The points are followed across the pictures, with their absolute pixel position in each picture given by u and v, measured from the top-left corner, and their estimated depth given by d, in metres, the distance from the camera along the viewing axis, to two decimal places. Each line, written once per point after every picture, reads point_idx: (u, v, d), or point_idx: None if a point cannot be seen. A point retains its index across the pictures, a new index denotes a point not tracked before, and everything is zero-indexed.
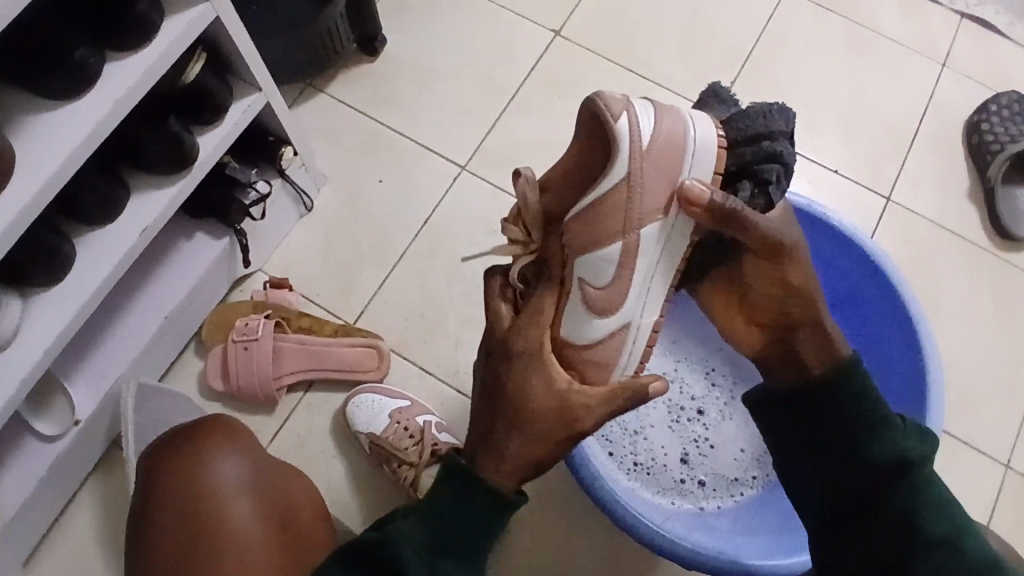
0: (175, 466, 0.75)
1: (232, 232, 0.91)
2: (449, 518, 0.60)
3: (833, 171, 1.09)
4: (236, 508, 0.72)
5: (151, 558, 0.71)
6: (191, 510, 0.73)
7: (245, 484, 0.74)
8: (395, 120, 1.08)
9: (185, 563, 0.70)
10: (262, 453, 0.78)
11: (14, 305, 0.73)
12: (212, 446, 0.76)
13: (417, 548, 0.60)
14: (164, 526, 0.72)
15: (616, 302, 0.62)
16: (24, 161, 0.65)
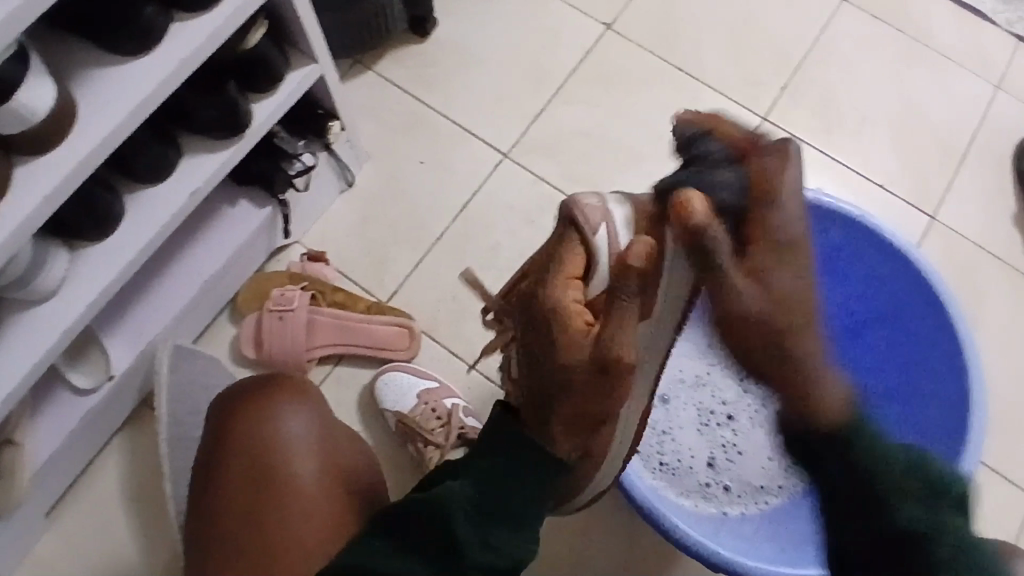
0: (246, 415, 0.75)
1: (275, 202, 0.91)
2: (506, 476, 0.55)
3: (879, 186, 1.08)
4: (303, 460, 0.72)
5: (218, 502, 0.71)
6: (261, 457, 0.72)
7: (312, 441, 0.74)
8: (441, 103, 1.08)
9: (251, 511, 0.70)
10: (331, 413, 0.77)
11: (63, 257, 0.73)
12: (282, 400, 0.76)
13: (472, 508, 0.54)
14: (235, 471, 0.72)
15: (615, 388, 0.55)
16: (87, 113, 0.65)
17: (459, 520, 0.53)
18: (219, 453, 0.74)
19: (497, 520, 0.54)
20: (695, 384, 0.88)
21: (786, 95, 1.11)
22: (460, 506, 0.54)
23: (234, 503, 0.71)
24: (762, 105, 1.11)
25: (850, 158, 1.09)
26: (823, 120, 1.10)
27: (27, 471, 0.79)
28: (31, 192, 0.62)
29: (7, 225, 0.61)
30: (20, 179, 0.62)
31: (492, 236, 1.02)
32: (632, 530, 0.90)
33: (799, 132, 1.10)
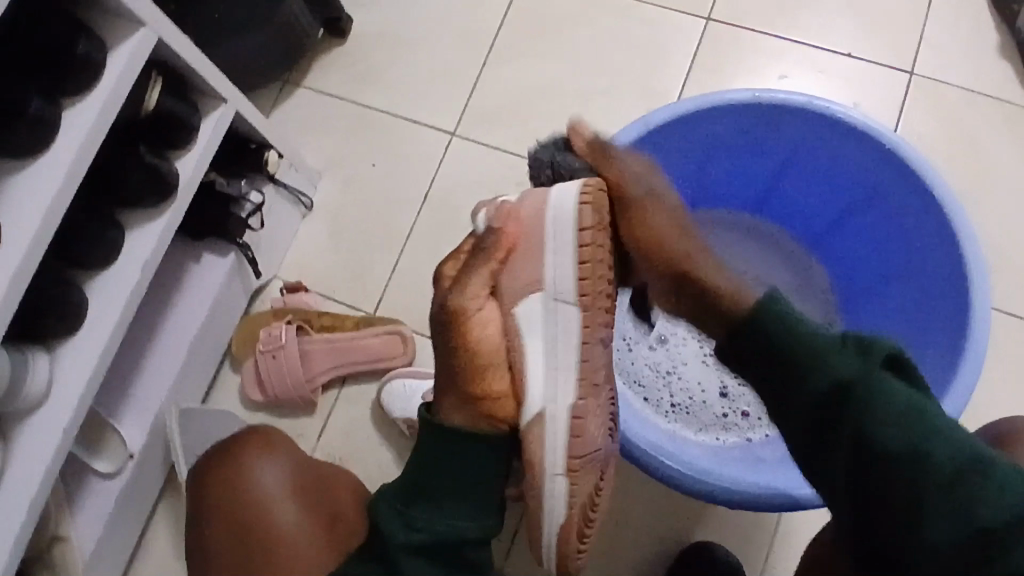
0: (219, 477, 0.83)
1: (236, 247, 0.91)
2: (436, 464, 0.65)
3: (847, 56, 1.01)
4: (280, 509, 0.81)
5: (214, 560, 0.80)
6: (240, 514, 0.81)
7: (283, 485, 0.82)
8: (377, 99, 1.05)
9: (245, 561, 0.79)
10: (295, 451, 0.84)
11: (41, 359, 0.75)
12: (250, 454, 0.83)
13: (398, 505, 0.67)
14: (217, 531, 0.81)
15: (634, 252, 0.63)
16: (9, 221, 0.66)
17: (387, 513, 0.68)
18: (204, 520, 0.82)
19: (425, 499, 0.66)
20: None
21: None
22: (384, 500, 0.69)
23: (224, 558, 0.80)
24: (704, 5, 1.04)
25: (809, 35, 1.02)
26: (770, 4, 1.04)
27: (80, 560, 0.83)
28: None
29: None
30: None
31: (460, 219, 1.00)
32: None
33: (750, 22, 1.03)
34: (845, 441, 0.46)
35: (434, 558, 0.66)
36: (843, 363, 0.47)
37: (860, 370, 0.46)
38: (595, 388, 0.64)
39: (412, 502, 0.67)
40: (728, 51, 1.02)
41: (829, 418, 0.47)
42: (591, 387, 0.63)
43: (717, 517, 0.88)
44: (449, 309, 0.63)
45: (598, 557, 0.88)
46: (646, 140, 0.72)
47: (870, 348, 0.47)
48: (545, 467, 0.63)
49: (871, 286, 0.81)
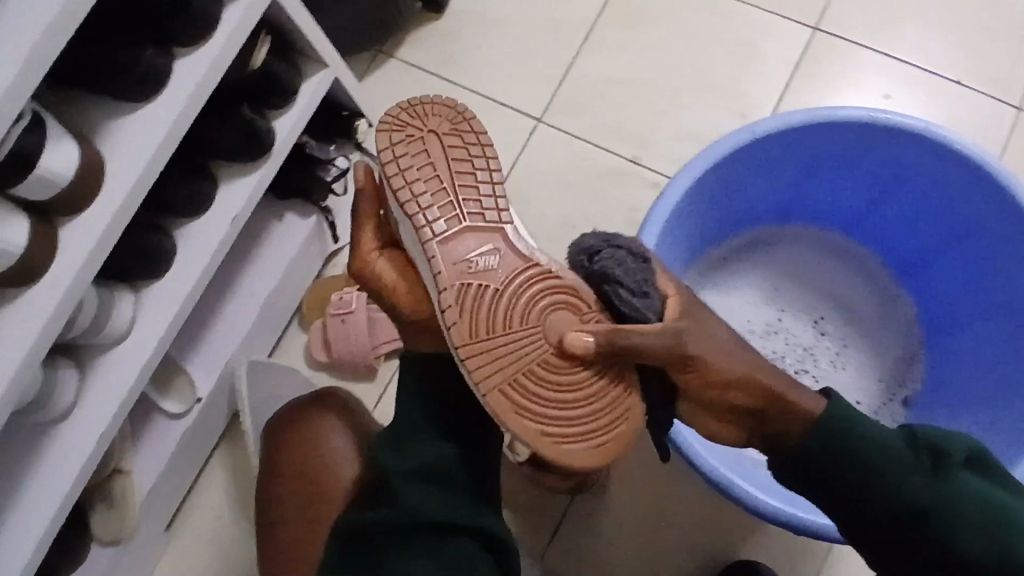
0: (296, 433, 0.87)
1: (318, 211, 0.94)
2: (432, 407, 0.65)
3: (955, 82, 0.97)
4: (347, 473, 0.84)
5: (278, 510, 0.84)
6: (313, 478, 0.85)
7: (354, 451, 0.85)
8: (467, 78, 1.05)
9: (309, 518, 0.83)
10: (368, 422, 0.88)
11: (126, 298, 0.78)
12: (325, 419, 0.87)
13: (396, 444, 0.65)
14: (285, 482, 0.85)
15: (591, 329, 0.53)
16: (115, 163, 0.68)
17: (391, 454, 0.64)
18: (276, 482, 0.85)
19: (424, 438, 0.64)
20: (766, 333, 0.85)
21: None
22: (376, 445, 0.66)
23: (293, 520, 0.83)
24: (812, 14, 1.01)
25: (918, 56, 0.98)
26: (881, 21, 1.00)
27: (139, 495, 0.86)
28: (78, 246, 0.66)
29: (66, 280, 0.65)
30: (67, 236, 0.66)
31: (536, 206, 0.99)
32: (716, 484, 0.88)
33: (857, 36, 1.00)
34: (953, 484, 0.57)
35: (432, 484, 0.62)
36: (914, 492, 0.57)
37: (935, 500, 0.56)
38: (482, 287, 0.54)
39: (412, 437, 0.64)
40: (830, 64, 0.99)
41: (936, 463, 0.58)
42: (472, 287, 0.54)
43: (764, 535, 0.87)
44: (357, 273, 0.65)
45: (639, 561, 0.87)
46: (748, 148, 0.70)
47: (943, 454, 0.58)
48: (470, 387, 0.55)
49: (959, 327, 0.78)
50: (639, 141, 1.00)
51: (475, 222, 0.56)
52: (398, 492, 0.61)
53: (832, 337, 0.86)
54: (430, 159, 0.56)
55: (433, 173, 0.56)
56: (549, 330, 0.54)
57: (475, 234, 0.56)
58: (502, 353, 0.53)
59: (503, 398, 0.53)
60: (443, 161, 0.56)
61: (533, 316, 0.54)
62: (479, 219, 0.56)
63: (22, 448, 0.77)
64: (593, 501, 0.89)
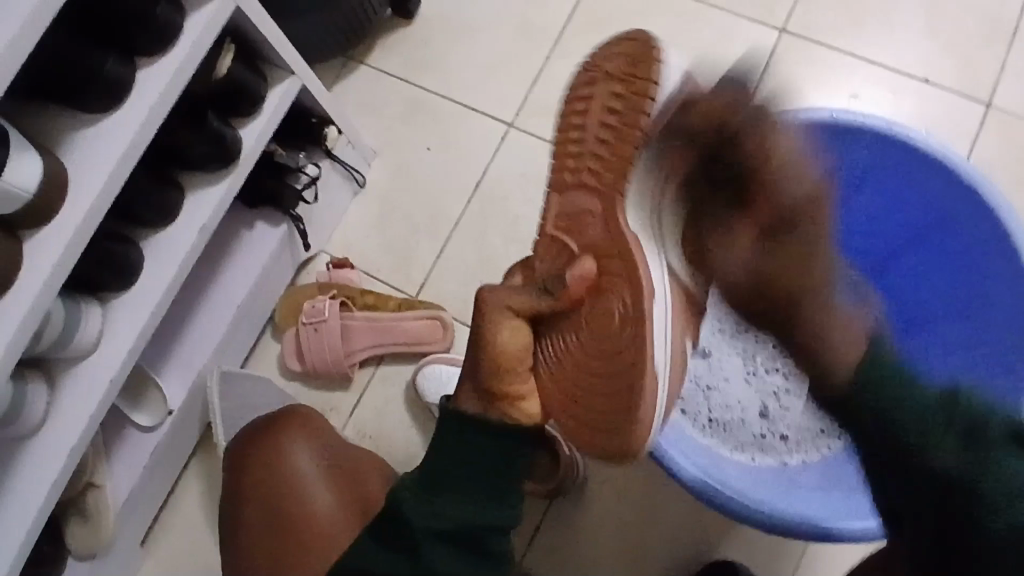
0: (258, 455, 0.85)
1: (288, 219, 0.93)
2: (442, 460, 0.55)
3: (921, 80, 0.99)
4: (315, 497, 0.82)
5: (248, 539, 0.83)
6: (278, 493, 0.84)
7: (320, 474, 0.84)
8: (438, 84, 1.05)
9: (275, 546, 0.81)
10: (333, 440, 0.86)
11: (95, 310, 0.77)
12: (289, 433, 0.86)
13: (415, 492, 0.57)
14: (254, 512, 0.84)
15: (611, 334, 0.53)
16: (78, 175, 0.67)
17: (411, 508, 0.57)
18: (242, 496, 0.85)
19: (444, 490, 0.56)
20: (735, 334, 0.86)
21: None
22: (403, 488, 0.58)
23: (263, 537, 0.82)
24: (779, 15, 1.02)
25: (884, 54, 1.00)
26: (846, 20, 1.01)
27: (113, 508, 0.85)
28: (41, 259, 0.65)
29: (31, 294, 0.64)
30: (30, 250, 0.65)
31: (511, 209, 1.00)
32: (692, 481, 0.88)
33: (825, 37, 1.01)
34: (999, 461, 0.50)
35: (466, 550, 0.56)
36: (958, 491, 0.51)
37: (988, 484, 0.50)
38: (571, 245, 0.55)
39: (436, 491, 0.56)
40: (799, 66, 1.00)
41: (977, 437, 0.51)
42: (561, 236, 0.56)
43: (741, 535, 0.87)
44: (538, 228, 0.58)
45: (618, 563, 0.88)
46: None
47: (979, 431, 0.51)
48: (507, 322, 0.53)
49: (930, 321, 0.80)
50: None
51: (591, 181, 0.56)
52: (422, 550, 0.55)
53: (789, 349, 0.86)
54: (590, 111, 0.57)
55: (581, 144, 0.57)
56: (591, 318, 0.53)
57: (585, 193, 0.56)
58: (559, 327, 0.55)
59: (518, 354, 0.53)
60: (600, 113, 0.57)
61: (592, 304, 0.54)
62: (599, 181, 0.56)
63: None
64: (570, 503, 0.89)
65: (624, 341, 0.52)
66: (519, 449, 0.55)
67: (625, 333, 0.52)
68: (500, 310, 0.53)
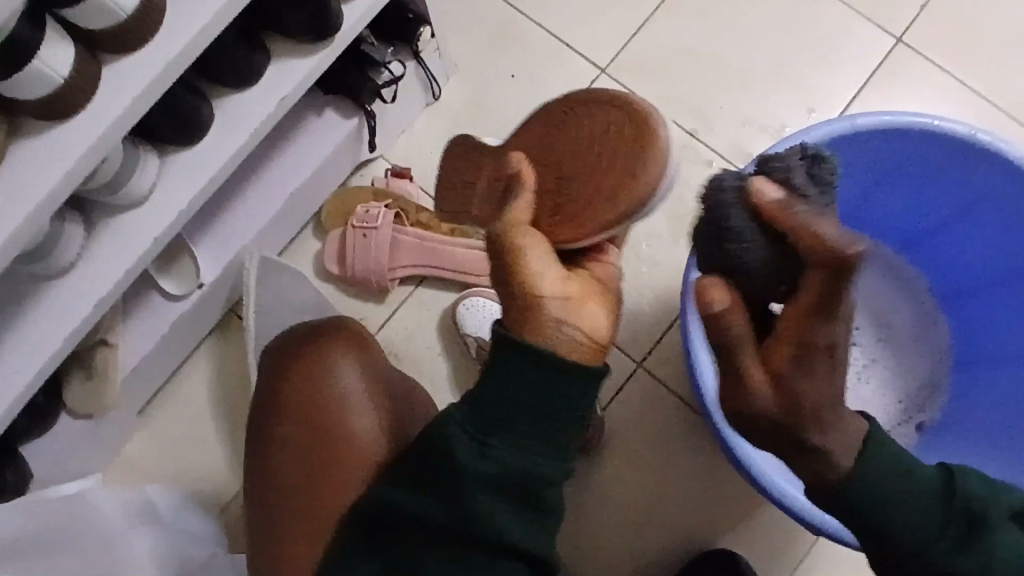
0: (303, 364, 0.80)
1: (362, 113, 0.87)
2: (498, 402, 0.49)
3: (1021, 125, 0.96)
4: (358, 417, 0.76)
5: (282, 456, 0.77)
6: (317, 408, 0.78)
7: (367, 394, 0.78)
8: (536, 10, 0.99)
9: (312, 467, 0.75)
10: (380, 364, 0.82)
11: (152, 160, 0.72)
12: (338, 350, 0.81)
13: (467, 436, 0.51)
14: (290, 426, 0.78)
15: (597, 115, 0.50)
16: (177, 8, 0.61)
17: (457, 448, 0.50)
18: (276, 402, 0.80)
19: (497, 434, 0.50)
20: None
21: (927, 13, 0.98)
22: (456, 424, 0.51)
23: (296, 458, 0.76)
24: (899, 24, 0.98)
25: (995, 89, 0.97)
26: (964, 45, 0.98)
27: (121, 372, 0.81)
28: (122, 89, 0.60)
29: (99, 125, 0.59)
30: (108, 77, 0.60)
31: None
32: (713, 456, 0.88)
33: (937, 59, 0.97)
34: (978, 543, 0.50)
35: (516, 502, 0.50)
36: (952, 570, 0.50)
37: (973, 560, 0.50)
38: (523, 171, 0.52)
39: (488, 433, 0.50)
40: (905, 81, 0.97)
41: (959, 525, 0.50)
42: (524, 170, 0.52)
43: (748, 531, 0.87)
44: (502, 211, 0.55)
45: (620, 531, 0.87)
46: (838, 142, 0.69)
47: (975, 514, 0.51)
48: (526, 248, 0.50)
49: (999, 362, 0.77)
50: (699, 116, 0.96)
51: (497, 165, 0.55)
52: (471, 494, 0.50)
53: (862, 350, 0.87)
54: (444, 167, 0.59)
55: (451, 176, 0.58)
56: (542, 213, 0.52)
57: (498, 153, 0.55)
58: (570, 188, 0.51)
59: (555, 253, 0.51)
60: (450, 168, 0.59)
61: (568, 146, 0.51)
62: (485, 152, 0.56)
63: (10, 300, 0.70)
64: (585, 465, 0.88)
65: (592, 116, 0.50)
66: (572, 389, 0.49)
67: (592, 111, 0.50)
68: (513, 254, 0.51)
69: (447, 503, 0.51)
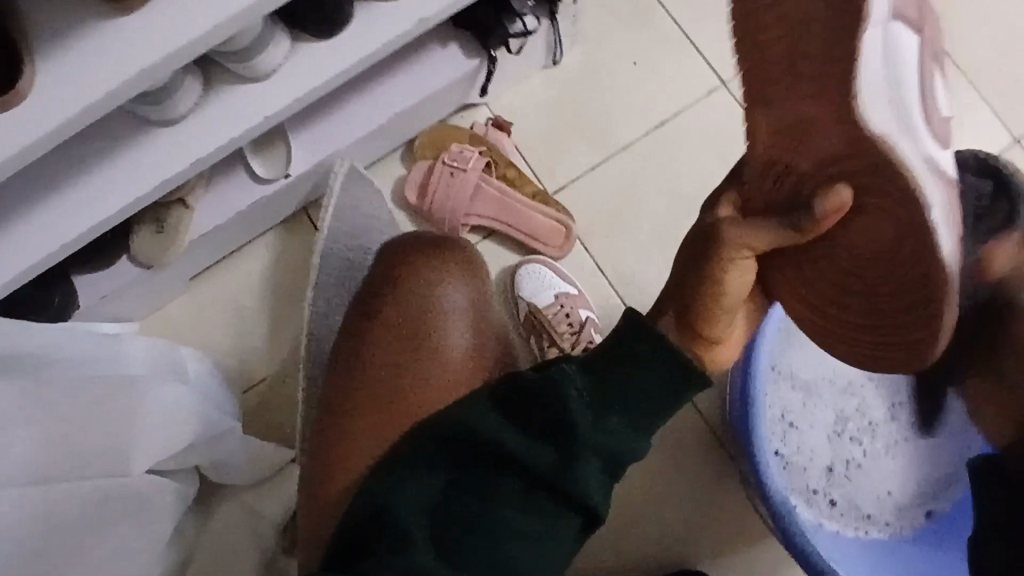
0: (410, 265, 0.73)
1: (485, 56, 0.87)
2: (630, 379, 0.54)
3: None
4: (453, 338, 0.69)
5: (364, 358, 0.69)
6: (417, 315, 0.70)
7: (468, 313, 0.71)
8: (676, 6, 0.99)
9: (392, 376, 0.68)
10: (483, 284, 0.74)
11: (283, 44, 0.73)
12: (446, 262, 0.73)
13: (584, 398, 0.55)
14: (378, 326, 0.70)
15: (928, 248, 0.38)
16: None
17: (574, 408, 0.55)
18: (370, 304, 0.72)
19: (614, 407, 0.55)
20: (843, 392, 0.84)
21: None
22: (574, 388, 0.55)
23: (380, 361, 0.69)
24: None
25: None
26: None
27: (191, 234, 0.84)
28: None
29: None
30: None
31: (682, 161, 0.96)
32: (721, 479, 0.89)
33: None
34: None
35: (608, 468, 0.56)
36: None
37: None
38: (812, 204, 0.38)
39: (607, 406, 0.55)
40: None
41: None
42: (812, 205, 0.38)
43: (731, 563, 0.88)
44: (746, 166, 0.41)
45: (610, 528, 0.88)
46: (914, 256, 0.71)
47: None
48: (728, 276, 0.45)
49: None
50: None
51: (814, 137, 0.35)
52: (578, 451, 0.55)
53: (898, 426, 0.85)
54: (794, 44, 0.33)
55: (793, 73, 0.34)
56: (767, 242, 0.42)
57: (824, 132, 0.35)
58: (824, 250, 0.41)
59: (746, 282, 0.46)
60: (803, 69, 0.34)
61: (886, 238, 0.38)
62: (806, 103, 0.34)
63: (116, 136, 0.72)
64: None
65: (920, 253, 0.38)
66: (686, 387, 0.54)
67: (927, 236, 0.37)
68: (735, 247, 0.42)
69: (553, 452, 0.56)
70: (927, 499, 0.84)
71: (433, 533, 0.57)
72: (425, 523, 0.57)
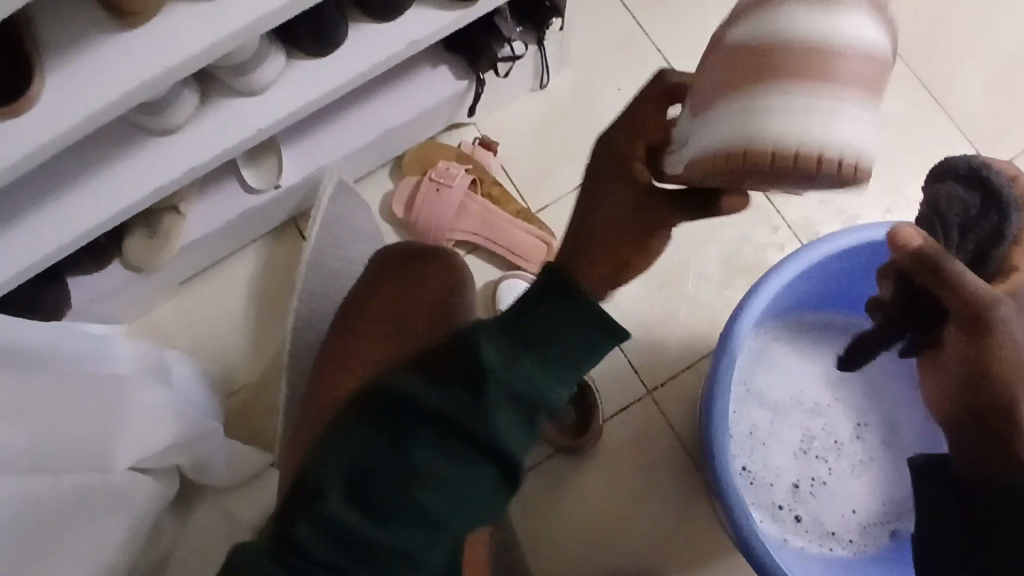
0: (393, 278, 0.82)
1: (473, 78, 0.91)
2: (545, 318, 0.45)
3: None
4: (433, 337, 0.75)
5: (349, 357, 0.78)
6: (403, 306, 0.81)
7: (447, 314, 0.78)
8: (659, 36, 1.03)
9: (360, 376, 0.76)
10: (464, 287, 0.82)
11: (279, 60, 0.76)
12: (428, 267, 0.83)
13: (499, 345, 0.46)
14: (368, 323, 0.80)
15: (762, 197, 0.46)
16: None
17: (485, 352, 0.45)
18: (366, 301, 0.81)
19: (537, 347, 0.45)
20: (809, 411, 0.87)
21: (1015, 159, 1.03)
22: (486, 335, 0.46)
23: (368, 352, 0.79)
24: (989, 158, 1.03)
25: None
26: None
27: (182, 240, 0.86)
28: None
29: None
30: None
31: None
32: (692, 492, 0.91)
33: None
34: None
35: (523, 423, 0.45)
36: None
37: None
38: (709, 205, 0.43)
39: (521, 348, 0.45)
40: None
41: None
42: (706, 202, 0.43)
43: None
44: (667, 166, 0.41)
45: (582, 540, 0.89)
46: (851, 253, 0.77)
47: None
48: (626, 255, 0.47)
49: None
50: None
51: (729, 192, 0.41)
52: (491, 398, 0.44)
53: (864, 446, 0.87)
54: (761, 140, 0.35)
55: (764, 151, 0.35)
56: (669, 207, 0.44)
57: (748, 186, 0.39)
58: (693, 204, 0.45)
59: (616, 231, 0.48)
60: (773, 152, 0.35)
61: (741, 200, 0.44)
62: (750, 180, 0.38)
63: (114, 142, 0.75)
64: (570, 462, 0.91)
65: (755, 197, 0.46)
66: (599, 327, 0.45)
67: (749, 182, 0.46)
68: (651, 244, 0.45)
69: (462, 402, 0.45)
70: (893, 519, 0.85)
71: (349, 494, 0.47)
72: (343, 490, 0.47)
